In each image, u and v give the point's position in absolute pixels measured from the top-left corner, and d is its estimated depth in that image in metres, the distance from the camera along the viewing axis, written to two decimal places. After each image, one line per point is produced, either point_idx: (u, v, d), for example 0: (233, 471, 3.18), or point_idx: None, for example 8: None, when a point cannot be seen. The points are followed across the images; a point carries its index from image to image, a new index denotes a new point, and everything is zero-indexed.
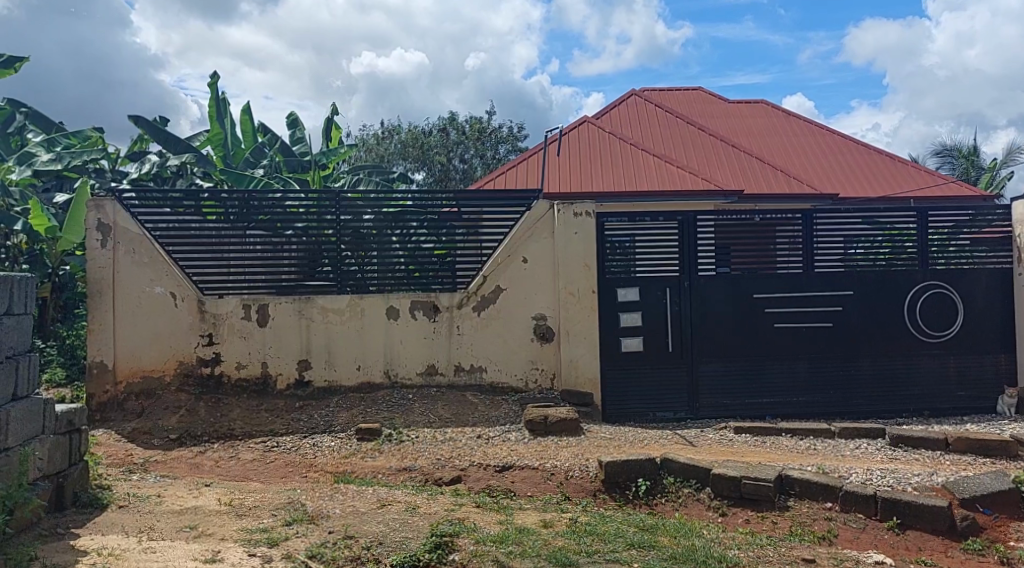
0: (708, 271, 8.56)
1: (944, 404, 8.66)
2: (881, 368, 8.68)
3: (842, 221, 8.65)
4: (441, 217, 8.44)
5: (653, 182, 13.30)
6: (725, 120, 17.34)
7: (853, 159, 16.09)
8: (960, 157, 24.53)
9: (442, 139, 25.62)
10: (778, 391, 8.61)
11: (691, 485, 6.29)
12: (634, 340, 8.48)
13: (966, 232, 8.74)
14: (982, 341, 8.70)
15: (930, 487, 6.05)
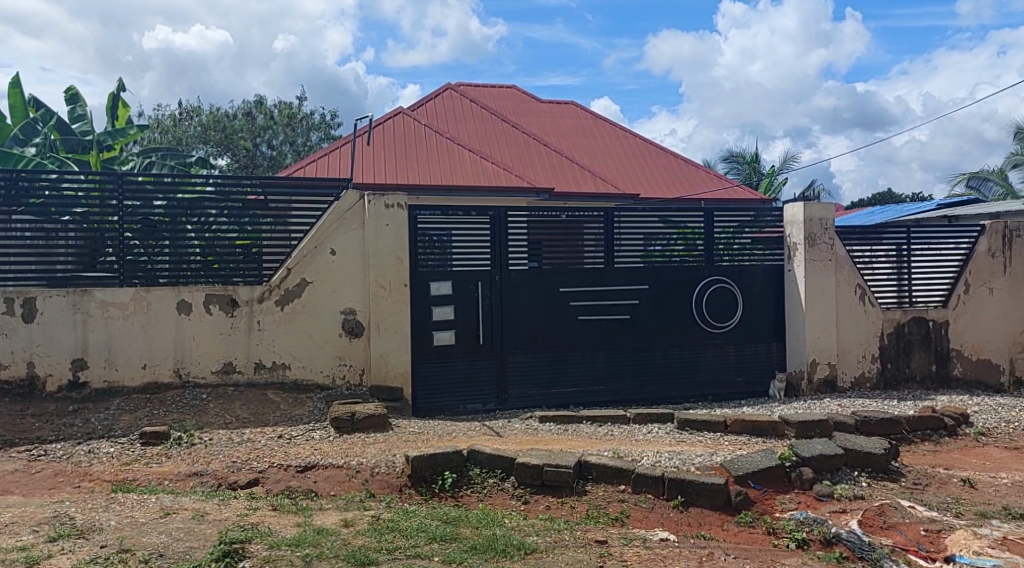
0: (519, 265, 8.74)
1: (725, 389, 9.33)
2: (671, 357, 9.22)
3: (640, 218, 9.11)
4: (244, 206, 8.11)
5: (460, 175, 13.39)
6: (537, 119, 17.80)
7: (653, 161, 17.00)
8: (745, 163, 26.62)
9: (247, 123, 24.62)
10: (578, 380, 8.94)
11: (496, 475, 6.41)
12: (446, 333, 8.51)
13: (748, 231, 9.44)
14: (759, 330, 9.45)
15: (711, 465, 6.49)
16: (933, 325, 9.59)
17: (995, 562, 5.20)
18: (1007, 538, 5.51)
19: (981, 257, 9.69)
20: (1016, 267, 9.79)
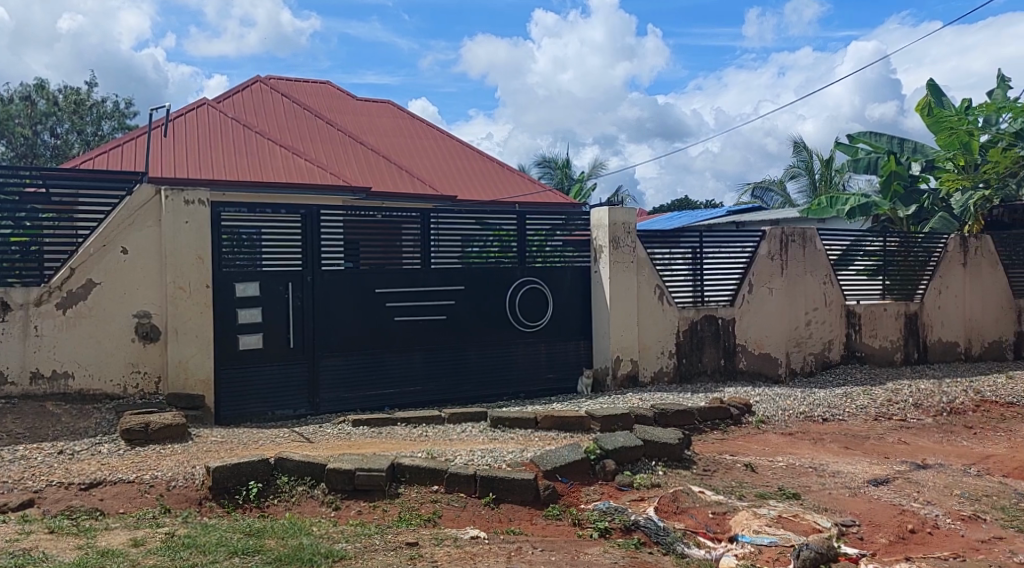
0: (332, 265, 8.52)
1: (537, 387, 9.56)
2: (485, 357, 9.32)
3: (457, 220, 9.14)
4: (21, 199, 7.37)
5: (270, 172, 12.90)
6: (352, 116, 17.48)
7: (468, 164, 17.14)
8: (557, 168, 27.42)
9: (26, 108, 22.49)
10: (394, 382, 8.84)
11: (305, 483, 6.20)
12: (252, 337, 8.15)
13: (560, 234, 9.72)
14: (567, 328, 9.78)
15: (521, 462, 6.61)
16: (722, 323, 10.28)
17: (772, 539, 5.61)
18: (782, 516, 5.98)
19: (762, 259, 10.48)
20: (792, 269, 10.66)
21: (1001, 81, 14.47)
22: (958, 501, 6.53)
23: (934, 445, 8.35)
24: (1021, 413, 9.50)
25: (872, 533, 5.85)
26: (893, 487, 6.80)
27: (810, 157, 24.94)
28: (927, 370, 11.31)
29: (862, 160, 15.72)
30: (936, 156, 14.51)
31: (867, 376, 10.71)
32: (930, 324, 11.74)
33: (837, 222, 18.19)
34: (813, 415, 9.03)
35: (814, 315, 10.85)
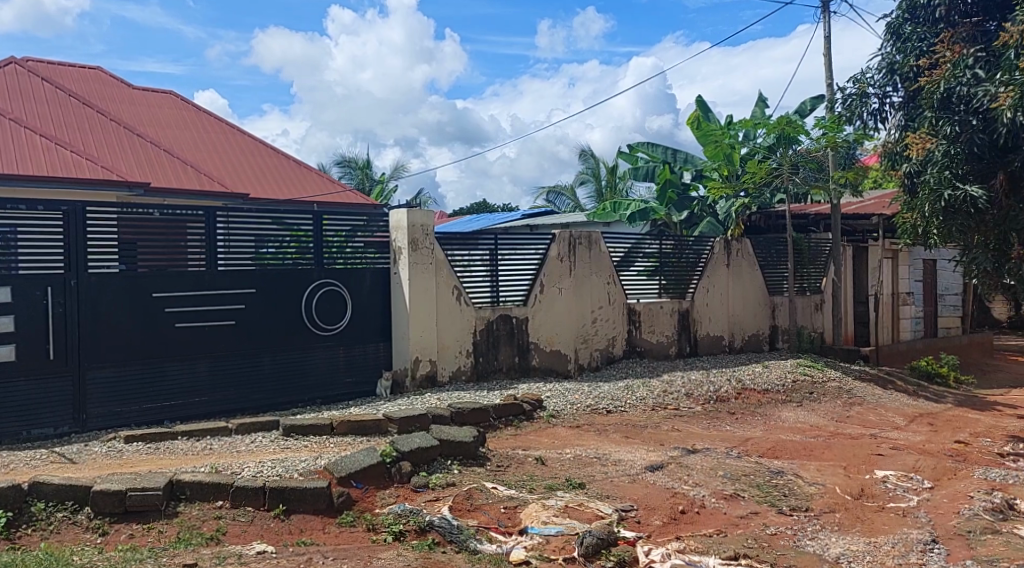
0: (100, 268, 7.93)
1: (333, 392, 9.37)
2: (279, 362, 9.01)
3: (250, 220, 8.78)
4: None
5: (32, 164, 11.78)
6: (130, 106, 16.33)
7: (259, 161, 16.48)
8: (357, 169, 27.05)
9: None
10: (176, 392, 8.35)
11: (66, 508, 5.75)
12: (3, 348, 7.43)
13: (360, 236, 9.59)
14: (365, 331, 9.65)
15: (315, 470, 6.43)
16: (515, 322, 10.56)
17: (558, 529, 5.84)
18: (568, 505, 6.24)
19: (552, 261, 10.88)
20: (579, 269, 11.15)
21: (758, 99, 15.89)
22: (721, 481, 7.11)
23: (702, 431, 9.04)
24: (774, 399, 10.50)
25: (647, 516, 6.24)
26: (666, 472, 7.29)
27: (597, 164, 26.20)
28: (697, 362, 12.22)
29: (642, 167, 16.72)
30: (703, 167, 15.76)
31: (646, 369, 11.41)
32: (699, 320, 12.69)
33: (620, 226, 19.23)
34: (598, 408, 9.50)
35: (599, 313, 11.42)
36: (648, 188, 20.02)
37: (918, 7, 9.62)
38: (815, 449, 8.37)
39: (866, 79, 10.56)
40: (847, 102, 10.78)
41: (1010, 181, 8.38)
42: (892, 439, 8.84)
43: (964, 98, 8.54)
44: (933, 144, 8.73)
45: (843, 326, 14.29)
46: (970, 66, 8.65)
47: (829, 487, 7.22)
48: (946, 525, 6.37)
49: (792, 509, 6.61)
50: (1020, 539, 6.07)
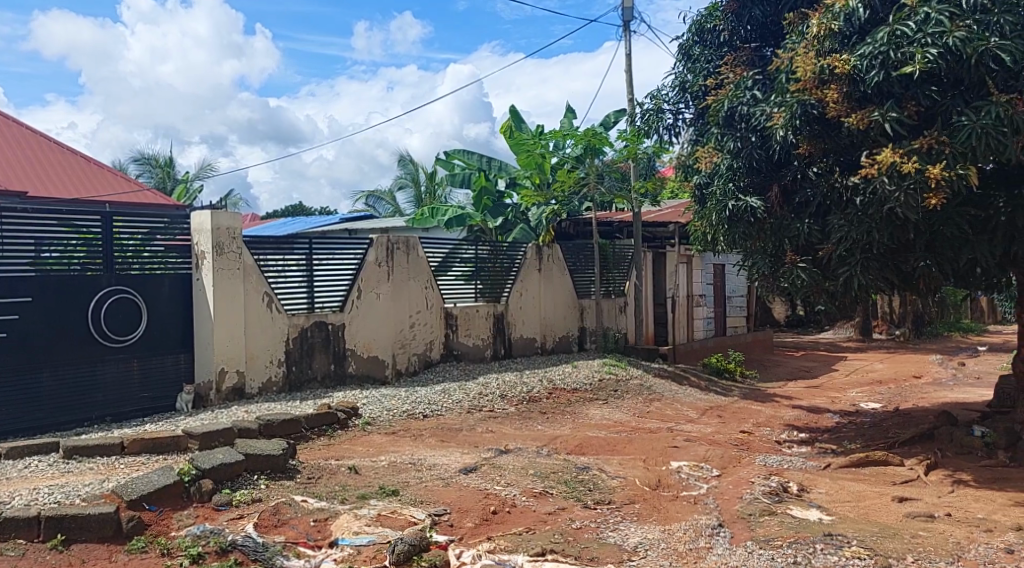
0: None
1: (126, 408, 8.84)
2: (62, 378, 8.41)
3: (30, 222, 8.17)
4: None
5: None
6: None
7: (43, 158, 15.33)
8: (157, 167, 25.61)
9: None
10: None
11: None
12: None
13: (160, 239, 9.17)
14: (162, 341, 9.19)
15: (100, 495, 6.08)
16: (332, 328, 10.45)
17: (370, 538, 5.87)
18: (381, 514, 6.27)
19: (370, 265, 10.85)
20: (397, 274, 11.19)
21: (566, 110, 16.56)
22: (531, 479, 7.36)
23: (514, 431, 9.32)
24: (582, 397, 10.97)
25: (459, 519, 6.38)
26: (479, 474, 7.44)
27: (416, 170, 26.27)
28: (512, 364, 12.57)
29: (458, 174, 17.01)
30: (516, 174, 16.22)
31: (462, 372, 11.62)
32: (513, 323, 13.05)
33: (437, 231, 19.38)
34: (415, 413, 9.55)
35: (418, 317, 11.51)
36: (464, 194, 20.31)
37: (705, 31, 10.43)
38: (618, 444, 8.85)
39: (662, 95, 11.29)
40: (645, 117, 11.47)
41: (784, 195, 9.16)
42: (687, 431, 9.50)
43: (744, 116, 9.29)
44: (720, 158, 9.50)
45: (644, 326, 15.16)
46: (749, 87, 9.43)
47: (630, 479, 7.66)
48: (731, 510, 6.92)
49: (596, 503, 6.97)
50: (793, 518, 6.69)
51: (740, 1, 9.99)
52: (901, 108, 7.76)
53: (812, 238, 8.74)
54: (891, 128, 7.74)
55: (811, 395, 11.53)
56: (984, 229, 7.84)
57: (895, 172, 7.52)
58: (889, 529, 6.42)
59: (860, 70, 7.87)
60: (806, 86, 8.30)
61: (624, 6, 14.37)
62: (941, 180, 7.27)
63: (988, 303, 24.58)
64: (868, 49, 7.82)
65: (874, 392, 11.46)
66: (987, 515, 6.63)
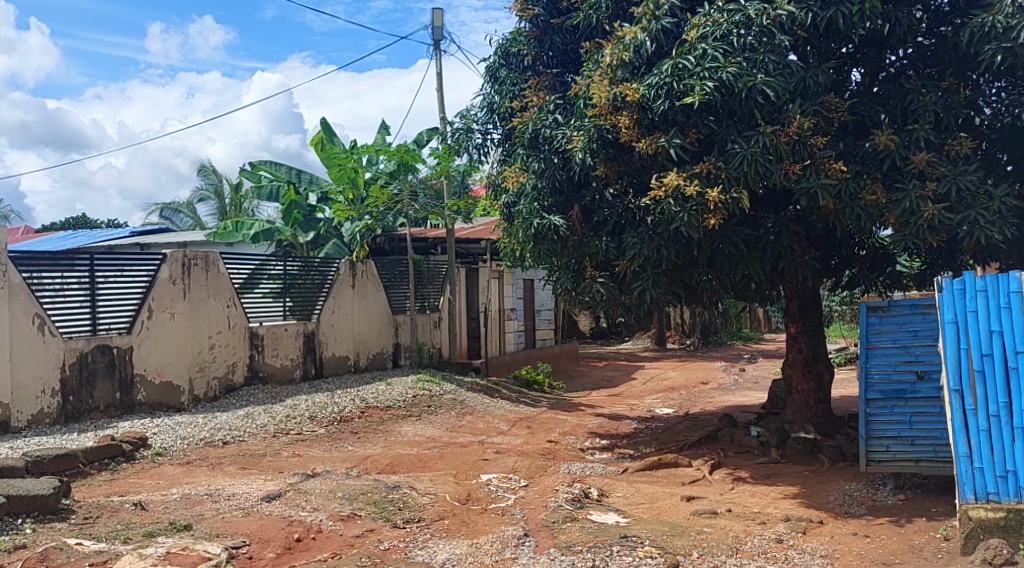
0: None
1: None
2: None
3: None
4: None
5: None
6: None
7: None
8: None
9: None
10: None
11: None
12: None
13: None
14: None
15: None
16: (117, 353, 9.81)
17: None
18: (170, 551, 5.99)
19: (163, 283, 10.38)
20: (194, 292, 10.78)
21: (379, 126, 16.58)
22: (338, 503, 7.31)
23: (321, 453, 9.21)
24: (395, 414, 11.00)
25: (260, 550, 6.25)
26: (283, 500, 7.31)
27: (219, 181, 25.25)
28: (321, 384, 12.35)
29: (265, 187, 16.59)
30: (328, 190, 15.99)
31: (268, 396, 11.26)
32: (324, 341, 12.88)
33: (243, 245, 18.70)
34: (213, 440, 9.23)
35: (217, 338, 11.11)
36: (273, 208, 19.78)
37: (510, 55, 10.72)
38: (429, 461, 8.96)
39: (471, 115, 11.54)
40: (455, 135, 11.66)
41: (584, 214, 9.57)
42: (497, 444, 9.76)
43: (547, 138, 9.64)
44: (525, 178, 9.76)
45: (457, 341, 15.38)
46: (551, 111, 9.84)
47: (439, 496, 7.77)
48: (535, 519, 7.14)
49: (405, 522, 7.02)
50: (593, 523, 7.01)
51: (542, 28, 10.32)
52: (683, 136, 8.18)
53: (609, 254, 9.22)
54: (675, 154, 8.14)
55: (613, 403, 12.17)
56: (755, 247, 8.55)
57: (679, 195, 7.94)
58: (677, 528, 6.89)
59: (649, 99, 8.17)
60: (601, 111, 8.57)
61: (434, 26, 14.57)
62: (719, 203, 7.79)
63: (764, 314, 26.97)
64: (655, 79, 8.13)
65: (669, 399, 12.27)
66: (762, 509, 7.25)
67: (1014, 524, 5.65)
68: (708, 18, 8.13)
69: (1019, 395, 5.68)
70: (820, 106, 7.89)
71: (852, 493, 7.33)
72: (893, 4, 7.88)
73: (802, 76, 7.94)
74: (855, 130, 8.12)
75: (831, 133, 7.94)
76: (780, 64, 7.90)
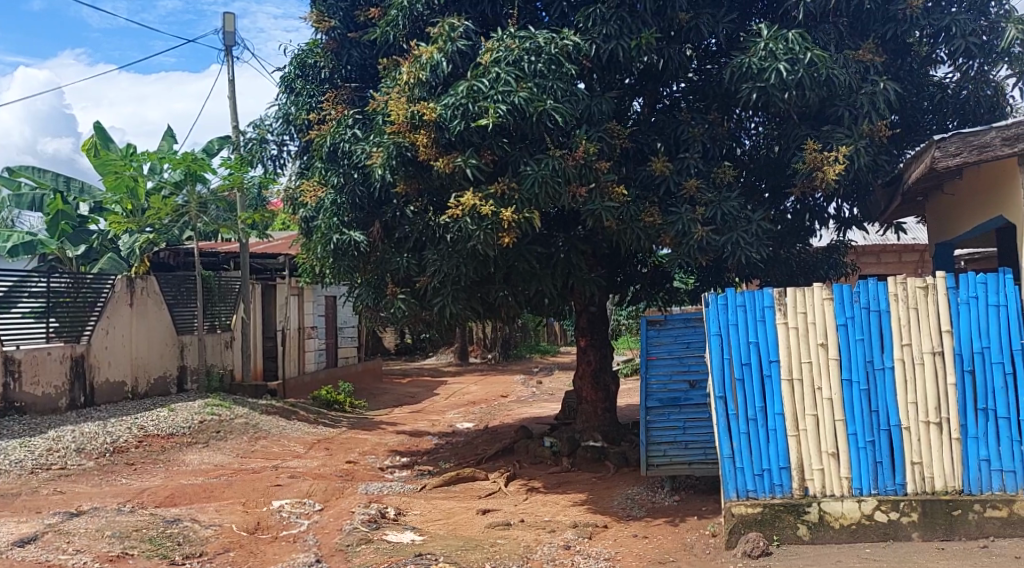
0: None
1: None
2: None
3: None
4: None
5: None
6: None
7: None
8: None
9: None
10: None
11: None
12: None
13: None
14: None
15: None
16: None
17: None
18: None
19: None
20: None
21: (166, 133, 15.77)
22: (107, 542, 6.87)
23: (89, 489, 8.60)
24: (178, 443, 10.48)
25: None
26: (40, 544, 6.78)
27: None
28: (92, 413, 11.26)
29: (25, 196, 15.11)
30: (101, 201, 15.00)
31: (24, 427, 10.05)
32: (96, 365, 11.82)
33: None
34: None
35: None
36: (37, 218, 18.25)
37: (307, 67, 10.49)
38: (214, 490, 8.60)
39: (264, 126, 11.25)
40: (248, 146, 11.31)
41: (385, 230, 9.51)
42: (291, 468, 9.53)
43: (346, 153, 9.35)
44: (324, 192, 9.60)
45: (251, 361, 14.91)
46: (349, 125, 9.49)
47: (224, 527, 7.48)
48: (329, 544, 7.04)
49: (184, 558, 6.70)
50: (388, 543, 7.01)
51: (339, 41, 10.22)
52: (478, 156, 8.23)
53: (410, 271, 9.25)
54: (472, 174, 8.16)
55: (414, 420, 12.23)
56: (547, 264, 8.92)
57: (476, 214, 7.95)
58: (471, 541, 7.04)
59: (446, 119, 8.13)
60: (400, 129, 8.32)
61: (226, 31, 14.08)
62: (512, 223, 7.93)
63: (560, 327, 28.11)
64: (451, 100, 8.12)
65: (469, 413, 12.50)
66: (551, 517, 7.56)
67: (769, 517, 6.20)
68: (500, 43, 8.29)
69: (773, 399, 6.29)
70: (604, 132, 8.34)
71: (634, 496, 7.80)
72: (667, 41, 8.49)
73: (588, 104, 8.32)
74: (635, 157, 8.70)
75: (614, 158, 8.41)
76: (567, 91, 8.16)
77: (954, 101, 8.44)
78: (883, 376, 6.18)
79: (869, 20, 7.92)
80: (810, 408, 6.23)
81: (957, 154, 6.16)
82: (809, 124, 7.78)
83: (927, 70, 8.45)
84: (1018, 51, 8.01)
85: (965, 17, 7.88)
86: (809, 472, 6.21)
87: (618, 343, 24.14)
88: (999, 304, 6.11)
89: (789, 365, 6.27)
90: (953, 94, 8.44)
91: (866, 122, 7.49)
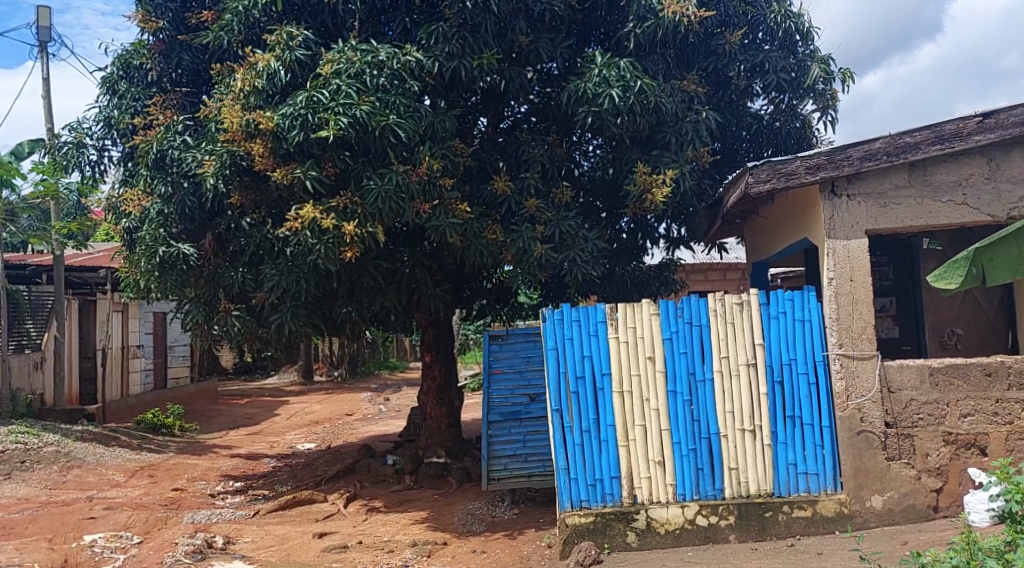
0: None
1: None
2: None
3: None
4: None
5: None
6: None
7: None
8: None
9: None
10: None
11: None
12: None
13: None
14: None
15: None
16: None
17: None
18: None
19: None
20: None
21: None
22: None
23: None
24: None
25: None
26: None
27: None
28: None
29: None
30: None
31: None
32: None
33: None
34: None
35: None
36: None
37: (131, 68, 9.99)
38: (18, 526, 7.99)
39: (82, 130, 10.65)
40: (64, 150, 10.65)
41: (218, 242, 9.31)
42: (109, 498, 8.99)
43: (175, 160, 8.95)
44: (149, 202, 9.10)
45: (65, 385, 13.86)
46: (179, 131, 9.16)
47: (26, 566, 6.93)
48: None
49: None
50: None
51: (167, 43, 9.76)
52: (320, 168, 8.10)
53: (246, 286, 8.92)
54: (312, 186, 8.03)
55: (250, 442, 11.84)
56: (392, 279, 8.86)
57: (315, 227, 7.85)
58: None
59: (283, 129, 7.97)
60: (233, 137, 8.19)
61: (40, 26, 13.23)
62: (355, 237, 7.85)
63: (409, 344, 28.00)
64: (289, 109, 7.95)
65: (310, 433, 12.23)
66: (391, 537, 7.50)
67: (601, 526, 6.42)
68: (342, 55, 8.20)
69: (605, 411, 6.53)
70: (448, 149, 8.37)
71: (474, 511, 7.88)
72: (508, 62, 8.72)
73: (431, 120, 8.30)
74: (478, 175, 8.83)
75: (457, 175, 8.49)
76: (410, 107, 8.15)
77: (768, 132, 9.00)
78: (704, 387, 6.55)
79: (693, 54, 8.55)
80: (639, 419, 6.51)
81: (767, 181, 6.67)
82: (640, 149, 8.17)
83: (745, 103, 8.96)
84: (821, 87, 8.76)
85: (776, 55, 8.64)
86: (637, 480, 6.48)
87: (466, 358, 24.33)
88: (804, 319, 6.62)
89: (619, 378, 6.54)
90: (767, 125, 8.98)
91: (691, 148, 7.97)
